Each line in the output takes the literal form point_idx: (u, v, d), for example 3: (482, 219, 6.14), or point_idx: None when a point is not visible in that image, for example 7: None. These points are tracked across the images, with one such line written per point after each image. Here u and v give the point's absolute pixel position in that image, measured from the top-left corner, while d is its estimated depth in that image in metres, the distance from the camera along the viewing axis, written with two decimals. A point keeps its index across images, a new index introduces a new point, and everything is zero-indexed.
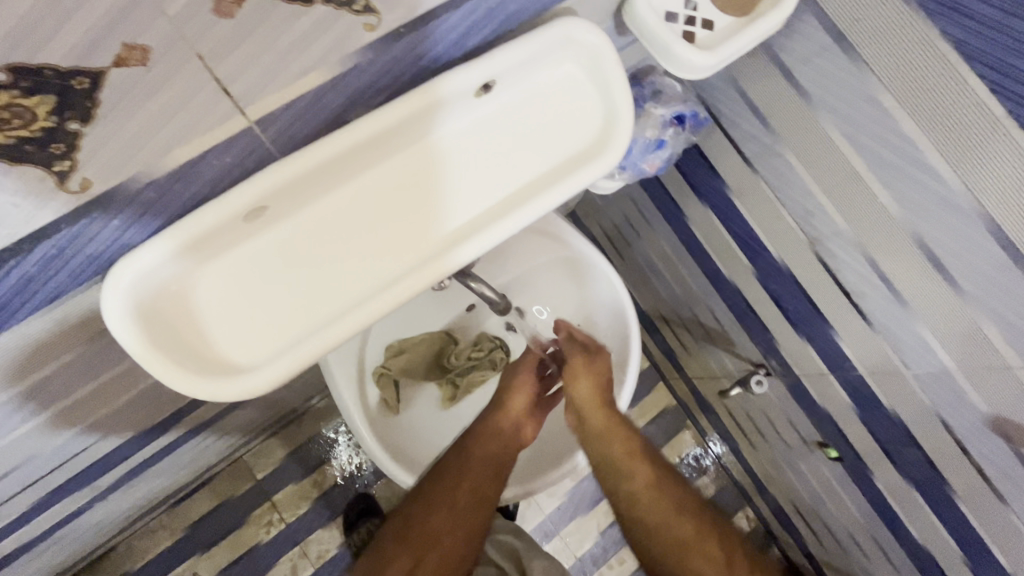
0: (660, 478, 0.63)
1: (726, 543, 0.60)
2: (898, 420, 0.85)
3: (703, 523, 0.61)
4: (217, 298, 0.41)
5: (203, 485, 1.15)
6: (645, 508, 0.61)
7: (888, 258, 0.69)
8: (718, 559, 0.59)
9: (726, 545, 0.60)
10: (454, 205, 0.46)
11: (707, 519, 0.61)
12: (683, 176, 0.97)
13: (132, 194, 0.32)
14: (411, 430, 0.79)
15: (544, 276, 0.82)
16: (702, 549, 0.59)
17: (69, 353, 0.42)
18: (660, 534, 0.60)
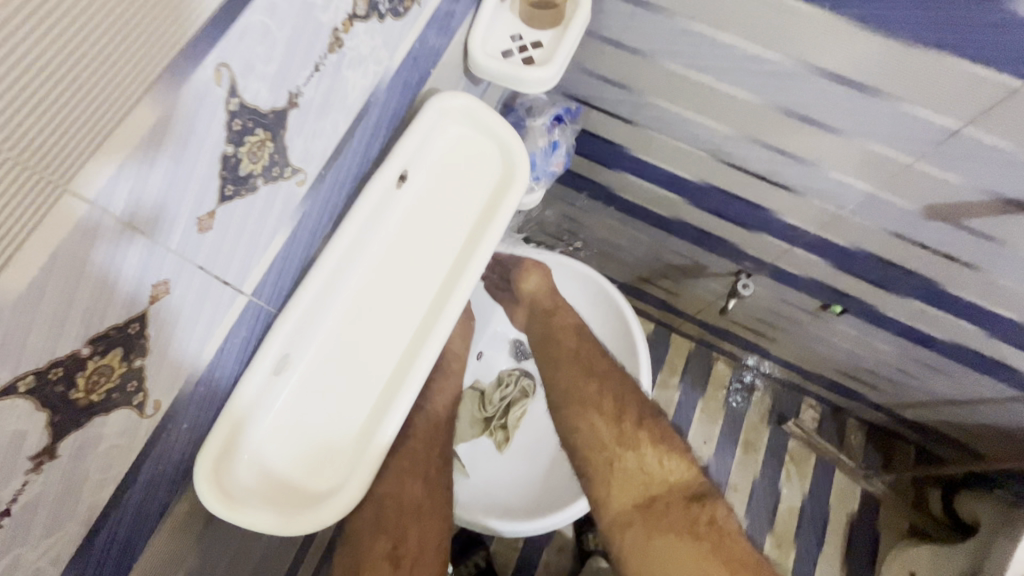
0: (580, 350, 0.84)
1: (624, 405, 0.75)
2: (862, 252, 0.95)
3: (608, 390, 0.77)
4: (281, 447, 0.47)
5: None
6: (562, 371, 0.82)
7: (777, 136, 0.81)
8: (611, 415, 0.74)
9: (621, 404, 0.75)
10: (423, 279, 0.55)
11: (615, 385, 0.78)
12: (588, 158, 1.08)
13: (188, 396, 0.39)
14: (485, 483, 0.86)
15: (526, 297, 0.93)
16: (597, 405, 0.75)
17: (183, 567, 0.46)
18: (568, 393, 0.79)
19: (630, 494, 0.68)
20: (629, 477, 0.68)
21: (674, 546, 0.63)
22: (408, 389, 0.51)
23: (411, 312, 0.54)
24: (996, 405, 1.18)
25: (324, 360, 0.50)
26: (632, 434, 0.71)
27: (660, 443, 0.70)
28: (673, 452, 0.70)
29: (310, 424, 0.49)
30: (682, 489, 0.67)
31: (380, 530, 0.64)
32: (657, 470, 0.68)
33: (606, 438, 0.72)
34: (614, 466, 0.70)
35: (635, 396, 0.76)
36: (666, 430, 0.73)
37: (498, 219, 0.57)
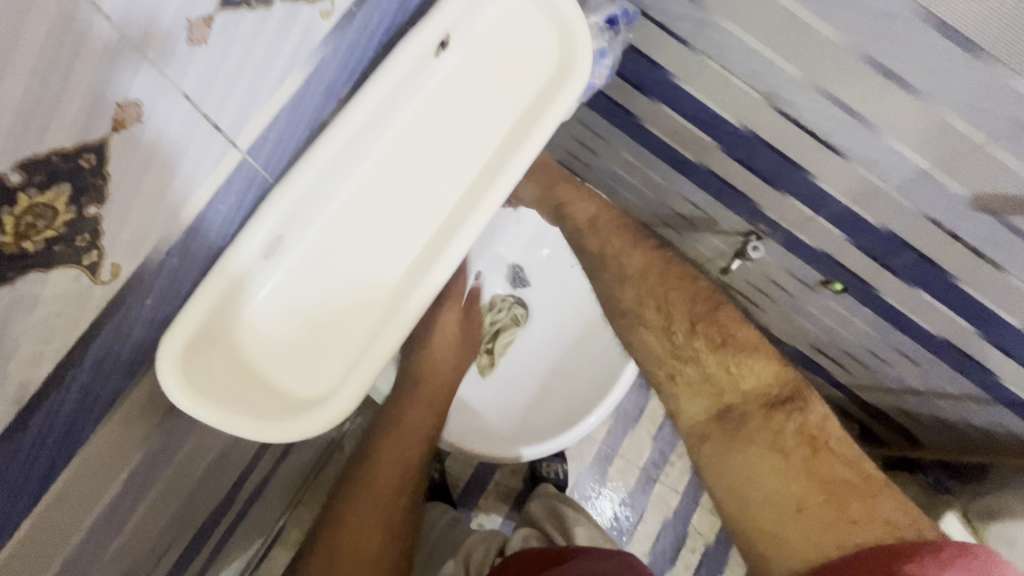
0: (604, 241, 0.66)
1: (671, 299, 0.59)
2: (887, 232, 0.91)
3: (649, 285, 0.60)
4: (265, 338, 0.40)
5: (275, 541, 1.07)
6: (599, 274, 0.64)
7: (847, 88, 0.72)
8: (657, 321, 0.58)
9: (668, 304, 0.58)
10: (449, 175, 0.46)
11: (654, 279, 0.61)
12: (626, 79, 0.98)
13: (154, 267, 0.33)
14: (466, 408, 0.82)
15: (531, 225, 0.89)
16: (642, 314, 0.59)
17: (137, 454, 0.41)
18: (605, 292, 0.63)
19: (700, 408, 0.56)
20: (695, 392, 0.56)
21: (757, 464, 0.52)
22: (419, 298, 0.43)
23: (431, 211, 0.46)
24: (954, 402, 1.22)
25: (325, 250, 0.42)
26: (687, 345, 0.56)
27: (723, 347, 0.55)
28: (744, 355, 0.55)
29: (298, 322, 0.41)
30: (759, 399, 0.54)
31: (358, 500, 0.67)
32: (726, 378, 0.55)
33: (659, 352, 0.58)
34: (676, 381, 0.57)
35: (683, 284, 0.59)
36: (728, 325, 0.56)
37: (552, 111, 0.47)
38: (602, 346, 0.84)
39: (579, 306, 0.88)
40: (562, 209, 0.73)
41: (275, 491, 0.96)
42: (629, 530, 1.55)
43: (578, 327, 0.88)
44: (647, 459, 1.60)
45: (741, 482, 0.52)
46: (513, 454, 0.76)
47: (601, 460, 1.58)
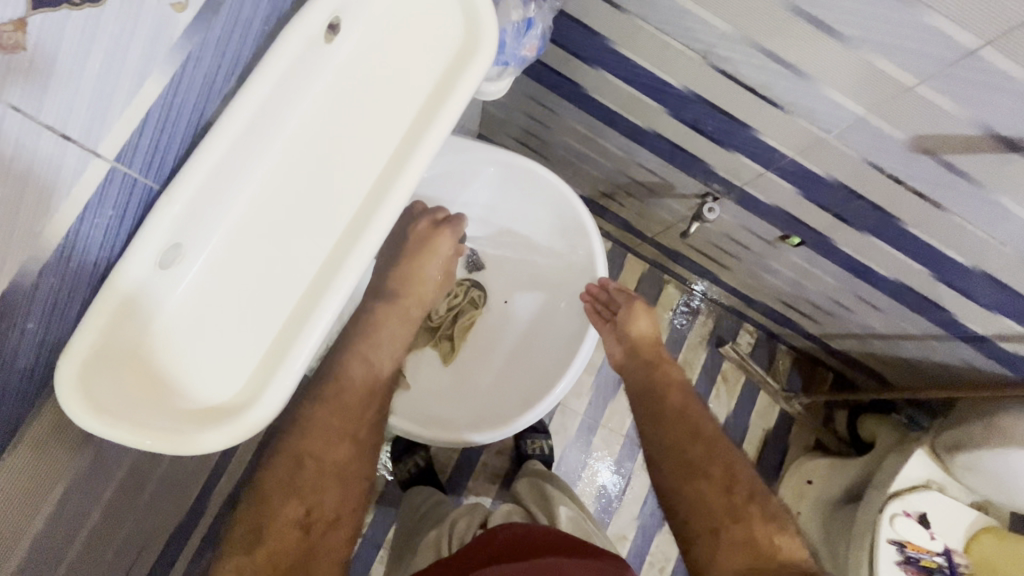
0: (687, 408, 0.79)
1: (733, 475, 0.73)
2: (835, 182, 0.91)
3: (721, 455, 0.75)
4: (176, 351, 0.40)
5: None
6: (654, 427, 0.79)
7: (777, 39, 0.71)
8: (719, 480, 0.72)
9: (732, 475, 0.73)
10: (358, 167, 0.46)
11: (718, 450, 0.75)
12: (566, 49, 0.96)
13: (35, 283, 0.35)
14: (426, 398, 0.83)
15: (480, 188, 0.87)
16: (704, 469, 0.73)
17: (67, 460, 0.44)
18: (669, 449, 0.76)
19: (736, 563, 0.66)
20: (732, 546, 0.68)
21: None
22: (337, 291, 0.42)
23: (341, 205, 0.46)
24: (918, 341, 1.25)
25: (233, 252, 0.42)
26: (744, 507, 0.70)
27: (770, 522, 0.69)
28: (784, 530, 0.69)
29: (212, 329, 0.42)
30: (792, 565, 0.66)
31: (292, 491, 0.62)
32: (767, 544, 0.67)
33: (716, 506, 0.71)
34: (718, 534, 0.69)
35: (749, 473, 0.74)
36: (777, 507, 0.71)
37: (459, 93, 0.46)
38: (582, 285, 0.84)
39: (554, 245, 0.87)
40: (631, 341, 0.83)
41: None
42: (618, 496, 1.58)
43: (559, 278, 0.88)
44: (630, 425, 1.62)
45: None
46: (464, 441, 0.74)
47: (585, 431, 1.60)
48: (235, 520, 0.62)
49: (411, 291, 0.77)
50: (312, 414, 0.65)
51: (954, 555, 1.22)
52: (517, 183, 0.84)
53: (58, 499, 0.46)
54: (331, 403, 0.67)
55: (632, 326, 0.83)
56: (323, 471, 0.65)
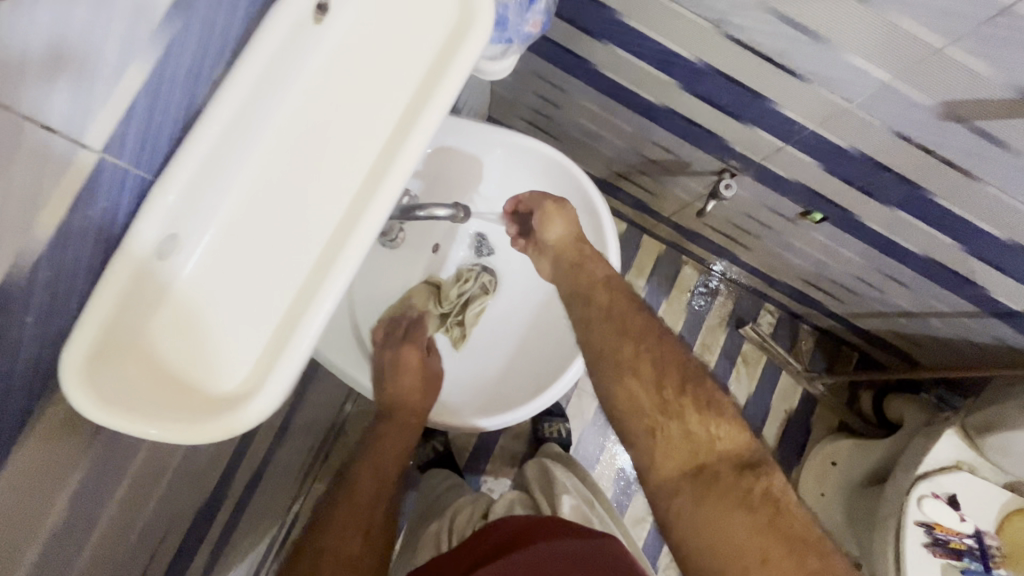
0: (613, 305, 0.72)
1: (666, 369, 0.67)
2: (859, 154, 0.87)
3: (649, 350, 0.68)
4: (181, 351, 0.43)
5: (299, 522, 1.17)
6: (582, 331, 0.72)
7: (795, 4, 0.68)
8: (651, 379, 0.66)
9: (664, 369, 0.67)
10: (353, 160, 0.47)
11: (648, 343, 0.69)
12: (572, 24, 0.94)
13: (31, 282, 0.34)
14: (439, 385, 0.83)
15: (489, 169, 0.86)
16: (635, 367, 0.67)
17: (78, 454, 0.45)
18: (601, 351, 0.70)
19: (676, 462, 0.63)
20: (672, 448, 0.64)
21: (723, 514, 0.60)
22: (331, 282, 0.42)
23: (337, 198, 0.46)
24: (948, 319, 1.21)
25: (230, 245, 0.45)
26: (676, 402, 0.65)
27: (707, 411, 0.65)
28: (722, 419, 0.65)
29: (215, 322, 0.44)
30: (731, 457, 0.64)
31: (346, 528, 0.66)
32: (705, 438, 0.64)
33: (648, 404, 0.65)
34: (656, 435, 0.65)
35: (678, 359, 0.69)
36: (712, 394, 0.67)
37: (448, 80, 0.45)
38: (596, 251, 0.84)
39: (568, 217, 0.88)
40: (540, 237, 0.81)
41: (272, 477, 0.98)
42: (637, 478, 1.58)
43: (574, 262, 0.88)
44: None
45: (704, 530, 0.60)
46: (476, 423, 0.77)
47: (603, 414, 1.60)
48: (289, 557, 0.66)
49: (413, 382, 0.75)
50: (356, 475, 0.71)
51: (986, 537, 1.19)
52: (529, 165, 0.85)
53: (76, 491, 0.47)
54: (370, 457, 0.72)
55: (545, 229, 0.80)
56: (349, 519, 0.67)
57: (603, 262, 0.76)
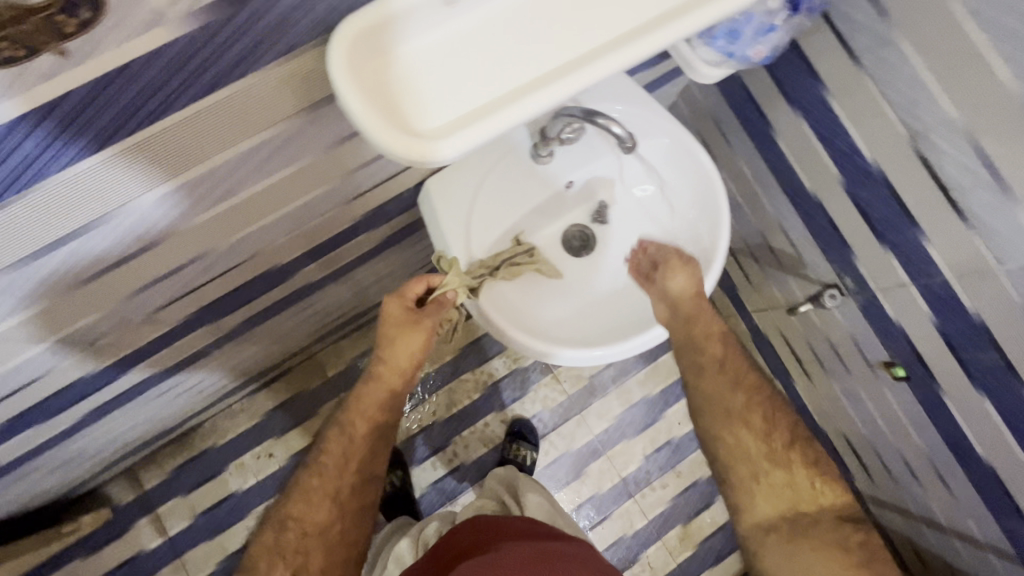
0: (726, 356, 0.87)
1: (774, 424, 0.83)
2: (979, 324, 0.86)
3: (761, 406, 0.84)
4: (403, 78, 0.47)
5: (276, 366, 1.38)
6: (702, 376, 0.87)
7: (999, 144, 0.71)
8: (761, 431, 0.83)
9: (773, 424, 0.83)
10: (617, 13, 0.50)
11: (758, 398, 0.84)
12: (779, 85, 0.99)
13: None
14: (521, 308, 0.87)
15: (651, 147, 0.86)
16: (747, 420, 0.83)
17: (273, 129, 0.51)
18: (713, 406, 0.86)
19: (775, 505, 0.80)
20: (773, 492, 0.81)
21: (816, 550, 0.76)
22: (547, 95, 0.47)
23: (584, 35, 0.50)
24: (970, 547, 1.13)
25: (486, 23, 0.49)
26: (783, 454, 0.81)
27: (810, 466, 0.81)
28: (825, 474, 0.81)
29: (440, 69, 0.48)
30: (832, 510, 0.79)
31: (282, 554, 0.76)
32: (808, 490, 0.80)
33: (757, 452, 0.82)
34: (761, 482, 0.81)
35: (790, 423, 0.84)
36: (818, 453, 0.82)
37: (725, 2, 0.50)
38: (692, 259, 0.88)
39: (687, 208, 0.88)
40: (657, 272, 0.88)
41: (313, 304, 1.06)
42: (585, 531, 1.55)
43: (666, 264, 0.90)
44: (631, 472, 1.59)
45: (800, 561, 0.76)
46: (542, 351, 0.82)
47: (588, 452, 1.58)
48: (257, 539, 0.79)
49: (388, 376, 0.83)
50: (305, 481, 0.80)
51: None
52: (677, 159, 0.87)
53: (248, 169, 0.54)
54: (315, 468, 0.81)
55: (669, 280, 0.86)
56: (304, 536, 0.77)
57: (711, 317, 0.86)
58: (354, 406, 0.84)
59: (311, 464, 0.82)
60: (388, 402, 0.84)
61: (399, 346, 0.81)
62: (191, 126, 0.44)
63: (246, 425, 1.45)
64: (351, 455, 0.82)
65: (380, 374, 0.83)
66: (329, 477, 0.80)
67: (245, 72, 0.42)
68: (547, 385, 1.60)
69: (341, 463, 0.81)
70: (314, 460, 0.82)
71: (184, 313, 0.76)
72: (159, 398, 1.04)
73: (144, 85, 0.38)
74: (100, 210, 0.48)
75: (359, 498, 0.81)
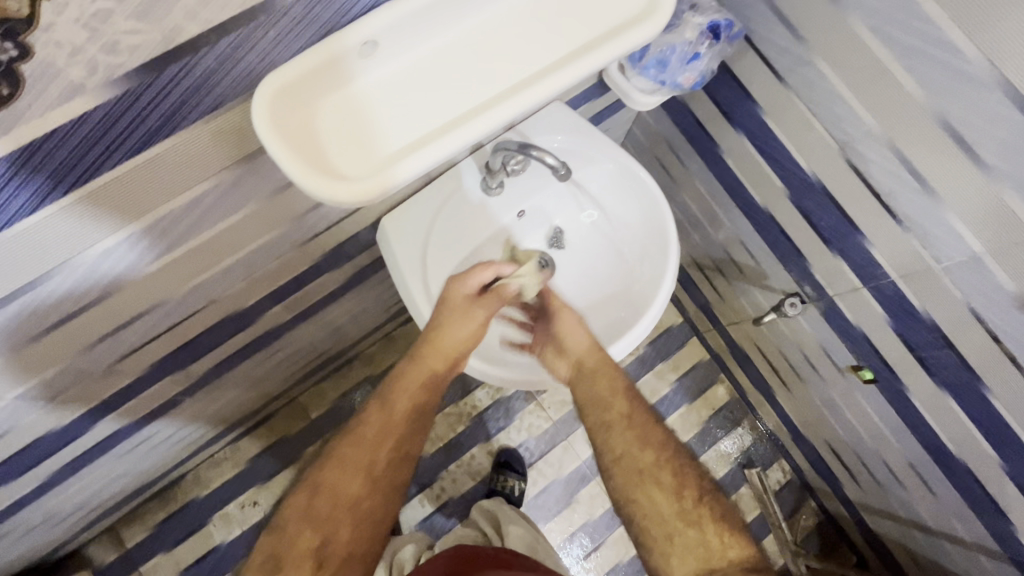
0: (632, 412, 0.83)
1: (684, 478, 0.78)
2: (930, 322, 0.88)
3: (669, 459, 0.79)
4: (327, 130, 0.51)
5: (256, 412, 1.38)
6: (605, 433, 0.82)
7: (917, 149, 0.75)
8: (671, 488, 0.77)
9: (681, 478, 0.78)
10: (523, 58, 0.54)
11: (664, 452, 0.80)
12: (719, 107, 1.04)
13: (289, 5, 0.42)
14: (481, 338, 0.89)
15: (602, 169, 0.90)
16: (658, 477, 0.78)
17: (212, 180, 0.53)
18: (622, 461, 0.80)
19: (688, 568, 0.73)
20: (687, 552, 0.73)
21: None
22: (461, 136, 0.51)
23: (493, 79, 0.53)
24: (962, 549, 1.12)
25: (404, 75, 0.53)
26: (694, 510, 0.76)
27: (720, 522, 0.76)
28: (735, 532, 0.75)
29: (362, 119, 0.52)
30: (741, 566, 0.72)
31: (312, 521, 0.74)
32: (718, 549, 0.73)
33: (668, 511, 0.76)
34: (673, 542, 0.74)
35: (696, 476, 0.79)
36: (724, 508, 0.77)
37: (639, 29, 0.54)
38: (644, 280, 0.90)
39: (636, 234, 0.91)
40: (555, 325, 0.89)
41: (285, 346, 1.07)
42: (581, 559, 1.52)
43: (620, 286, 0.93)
44: None
45: None
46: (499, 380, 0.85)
47: (577, 478, 1.57)
48: (286, 503, 0.76)
49: (436, 355, 0.82)
50: (340, 452, 0.78)
51: None
52: (624, 184, 0.90)
53: (191, 220, 0.56)
54: (352, 438, 0.79)
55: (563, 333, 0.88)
56: (335, 506, 0.75)
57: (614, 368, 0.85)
58: (401, 379, 0.84)
59: (354, 428, 0.80)
60: (431, 385, 0.84)
61: (449, 323, 0.81)
62: (126, 181, 0.47)
63: (229, 473, 1.44)
64: (391, 431, 0.80)
65: (435, 345, 0.82)
66: (367, 449, 0.79)
67: (171, 132, 0.45)
68: (531, 413, 1.60)
69: (375, 437, 0.79)
70: (356, 427, 0.80)
71: (148, 363, 0.77)
72: (133, 451, 1.04)
73: (72, 149, 0.41)
74: (47, 265, 0.50)
75: (393, 477, 0.78)
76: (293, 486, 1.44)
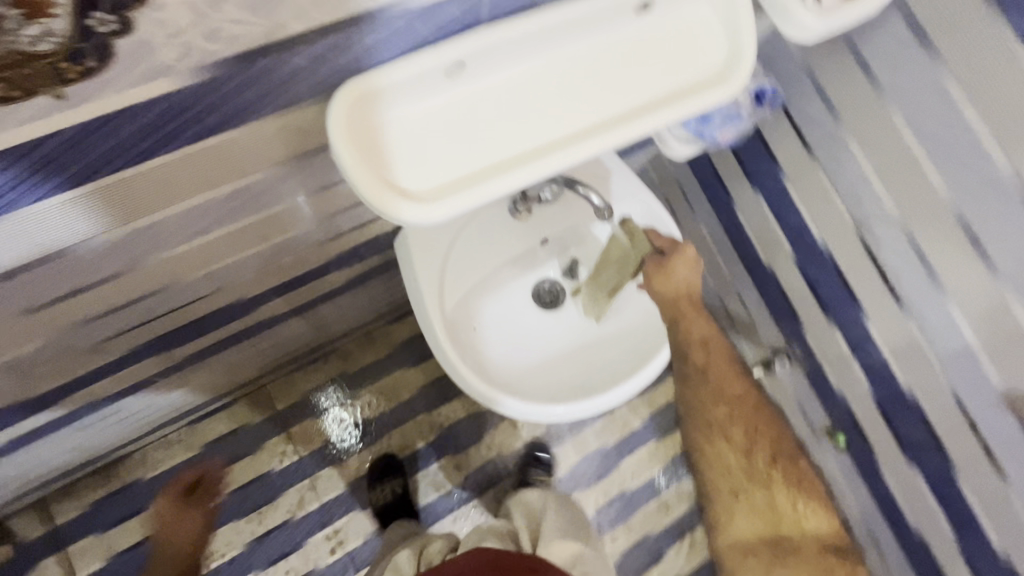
0: (709, 361, 0.82)
1: (756, 437, 0.81)
2: (912, 403, 0.92)
3: (741, 419, 0.82)
4: (394, 142, 0.49)
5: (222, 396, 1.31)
6: (687, 386, 0.84)
7: (931, 241, 0.79)
8: (742, 447, 0.82)
9: (754, 438, 0.81)
10: (595, 103, 0.54)
11: (741, 408, 0.82)
12: (742, 164, 1.07)
13: (391, 16, 0.40)
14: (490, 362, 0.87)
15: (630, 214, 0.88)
16: (729, 434, 0.82)
17: (262, 173, 0.50)
18: (697, 416, 0.84)
19: (752, 526, 0.82)
20: (753, 510, 0.82)
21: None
22: (526, 172, 0.50)
23: (564, 118, 0.53)
24: None
25: (476, 98, 0.51)
26: (763, 471, 0.81)
27: (795, 486, 0.80)
28: (807, 495, 0.80)
29: (428, 134, 0.50)
30: (817, 538, 0.79)
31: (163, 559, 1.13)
32: (791, 514, 0.80)
33: (737, 468, 0.82)
34: (740, 499, 0.82)
35: (773, 437, 0.82)
36: (802, 473, 0.81)
37: (712, 94, 0.55)
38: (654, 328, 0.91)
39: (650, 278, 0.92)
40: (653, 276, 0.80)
41: (270, 337, 1.02)
42: None
43: (631, 328, 0.93)
44: None
45: None
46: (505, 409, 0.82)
47: None
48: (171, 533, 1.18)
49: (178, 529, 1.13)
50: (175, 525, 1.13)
51: None
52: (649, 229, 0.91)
53: (228, 210, 0.53)
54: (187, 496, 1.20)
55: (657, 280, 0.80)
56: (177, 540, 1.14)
57: (702, 320, 0.80)
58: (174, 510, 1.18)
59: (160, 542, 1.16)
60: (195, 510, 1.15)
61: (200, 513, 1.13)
62: (178, 167, 0.44)
63: (181, 457, 1.35)
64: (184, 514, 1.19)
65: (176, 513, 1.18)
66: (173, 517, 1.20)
67: (238, 124, 0.42)
68: (503, 432, 1.54)
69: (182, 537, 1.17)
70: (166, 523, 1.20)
71: (135, 342, 0.72)
72: (89, 427, 0.96)
73: (136, 130, 0.37)
74: (67, 240, 0.45)
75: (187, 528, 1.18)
76: (249, 478, 1.37)
